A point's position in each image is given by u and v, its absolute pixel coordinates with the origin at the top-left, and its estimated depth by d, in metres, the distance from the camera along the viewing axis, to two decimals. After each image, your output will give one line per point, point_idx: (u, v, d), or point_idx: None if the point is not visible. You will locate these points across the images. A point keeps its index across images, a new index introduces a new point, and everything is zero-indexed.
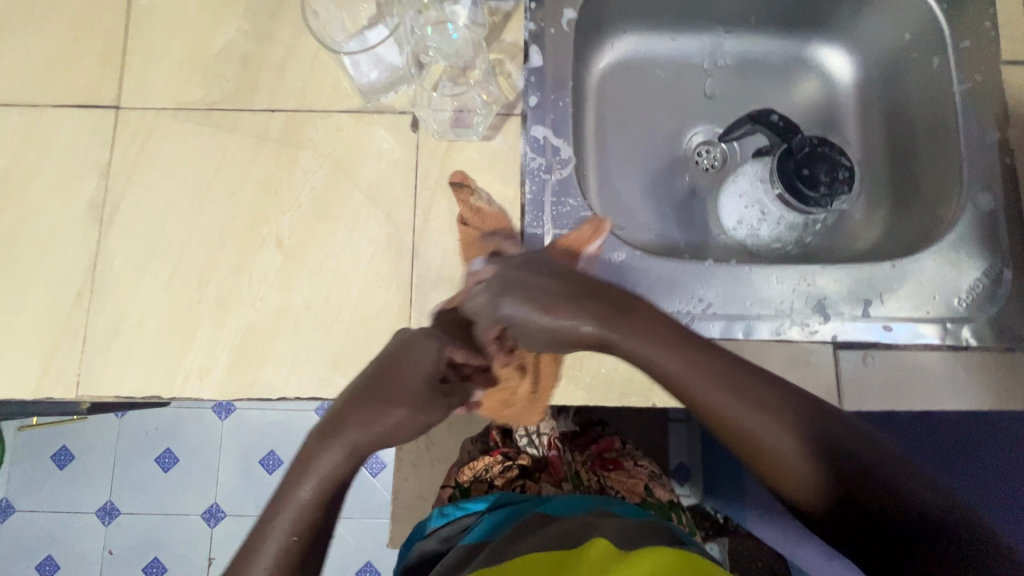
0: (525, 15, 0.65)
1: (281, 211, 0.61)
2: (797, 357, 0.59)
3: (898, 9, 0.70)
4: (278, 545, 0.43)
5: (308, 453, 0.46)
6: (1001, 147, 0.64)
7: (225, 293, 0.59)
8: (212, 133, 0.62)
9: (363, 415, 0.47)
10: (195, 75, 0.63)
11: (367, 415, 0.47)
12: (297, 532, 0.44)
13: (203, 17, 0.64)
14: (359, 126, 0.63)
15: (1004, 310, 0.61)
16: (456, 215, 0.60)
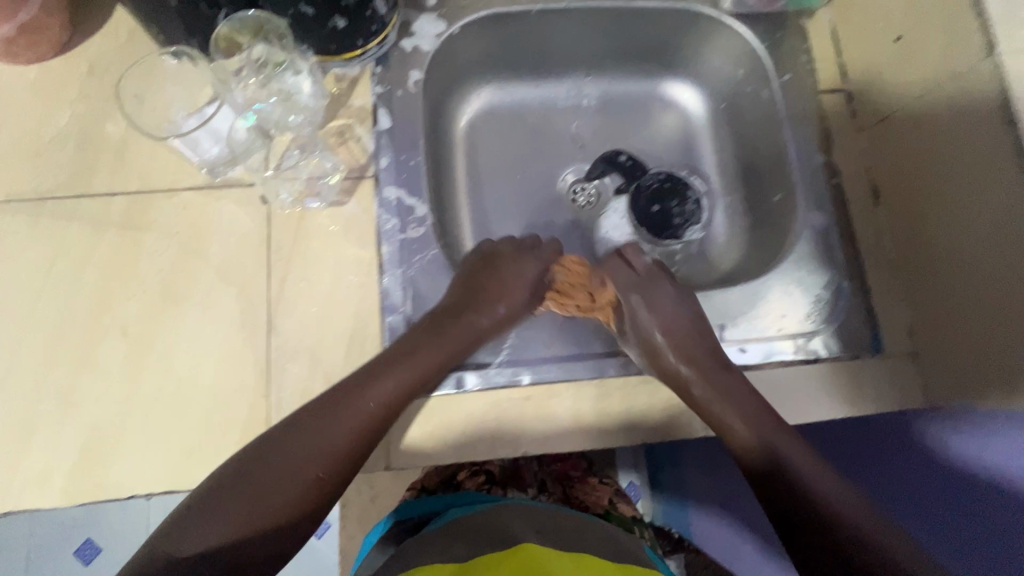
0: (372, 79, 0.66)
1: (125, 297, 0.58)
2: (661, 388, 0.61)
3: (731, 47, 0.75)
4: (304, 467, 0.50)
5: (366, 386, 0.54)
6: (826, 169, 0.69)
7: (65, 391, 0.56)
8: (46, 222, 0.60)
9: (401, 367, 0.56)
10: (27, 163, 0.61)
11: (401, 369, 0.56)
12: (325, 464, 0.51)
13: (33, 104, 0.62)
14: (206, 202, 0.61)
15: (847, 320, 0.65)
16: (367, 247, 0.62)
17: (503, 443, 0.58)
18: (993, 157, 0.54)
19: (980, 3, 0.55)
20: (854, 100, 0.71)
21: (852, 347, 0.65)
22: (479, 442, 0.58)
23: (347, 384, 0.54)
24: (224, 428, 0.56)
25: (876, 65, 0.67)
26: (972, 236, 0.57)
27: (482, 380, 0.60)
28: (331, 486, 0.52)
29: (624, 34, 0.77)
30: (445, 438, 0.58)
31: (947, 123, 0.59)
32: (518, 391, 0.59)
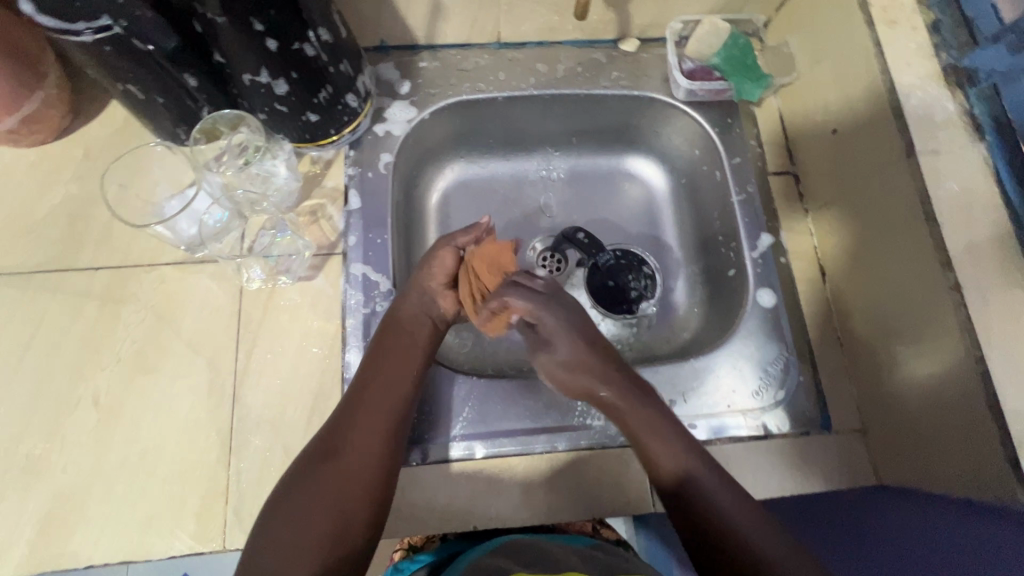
0: (345, 162, 0.71)
1: (99, 368, 0.62)
2: (611, 464, 0.62)
3: (687, 129, 0.80)
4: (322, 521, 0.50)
5: (338, 429, 0.55)
6: (774, 248, 0.73)
7: (34, 460, 0.58)
8: (31, 296, 0.63)
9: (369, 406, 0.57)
10: (18, 240, 0.65)
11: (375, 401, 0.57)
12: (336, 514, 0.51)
13: (30, 185, 0.67)
14: (182, 277, 0.65)
15: (795, 396, 0.67)
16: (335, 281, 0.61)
17: (453, 516, 0.59)
18: (919, 249, 0.57)
19: (900, 107, 0.59)
20: (801, 182, 0.75)
21: (801, 424, 0.66)
22: (430, 515, 0.59)
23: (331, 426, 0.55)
24: (183, 498, 0.58)
25: (819, 152, 0.72)
26: (906, 320, 0.60)
27: (436, 455, 0.62)
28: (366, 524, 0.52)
29: (588, 115, 0.82)
30: (398, 511, 0.59)
31: (880, 213, 0.62)
32: (470, 464, 0.61)
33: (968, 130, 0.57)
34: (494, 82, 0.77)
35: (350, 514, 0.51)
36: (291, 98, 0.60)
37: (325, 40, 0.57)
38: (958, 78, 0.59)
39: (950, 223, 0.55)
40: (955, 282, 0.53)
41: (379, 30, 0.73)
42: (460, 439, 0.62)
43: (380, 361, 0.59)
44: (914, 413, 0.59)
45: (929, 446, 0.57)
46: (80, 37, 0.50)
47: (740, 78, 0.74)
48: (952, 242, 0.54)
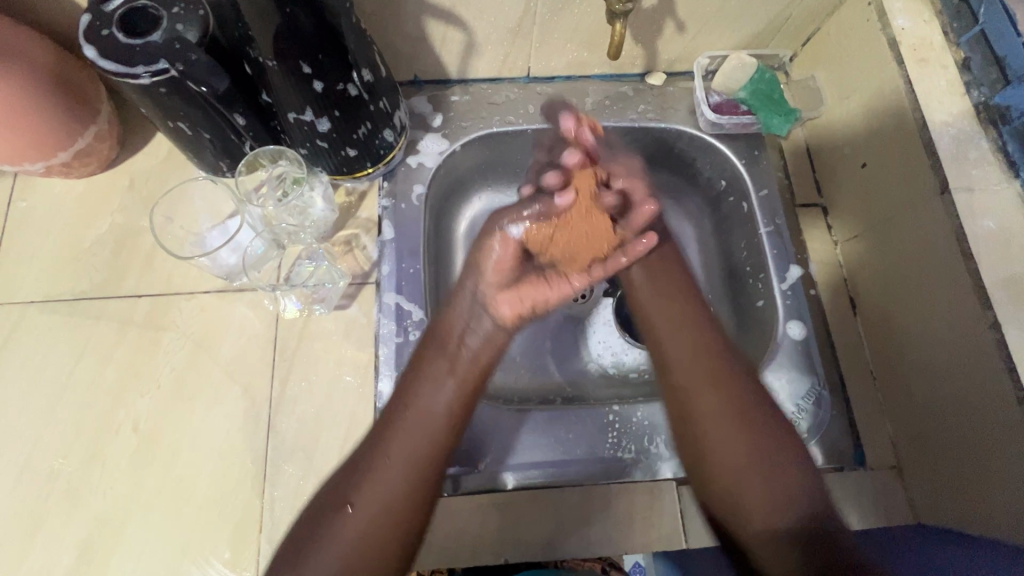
0: (380, 193, 0.73)
1: (139, 394, 0.63)
2: (643, 499, 0.62)
3: (713, 160, 0.81)
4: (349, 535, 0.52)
5: (389, 419, 0.58)
6: (804, 279, 0.73)
7: (76, 484, 0.59)
8: (76, 322, 0.65)
9: (421, 397, 0.59)
10: (65, 267, 0.67)
11: (423, 393, 0.60)
12: (379, 522, 0.53)
13: (79, 214, 0.70)
14: (220, 305, 0.67)
15: (828, 430, 0.66)
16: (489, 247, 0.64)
17: (483, 550, 0.59)
18: (953, 285, 0.57)
19: (931, 144, 0.60)
20: (828, 214, 0.76)
21: (835, 460, 0.65)
22: (462, 546, 0.59)
23: (386, 418, 0.59)
24: (218, 525, 0.59)
25: (846, 185, 0.72)
26: (941, 355, 0.59)
27: (470, 484, 0.62)
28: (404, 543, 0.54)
29: None
30: (430, 541, 0.59)
31: (912, 248, 0.63)
32: (501, 495, 0.61)
33: (1000, 168, 0.58)
34: (524, 115, 0.79)
35: (385, 520, 0.54)
36: (332, 134, 0.62)
37: (367, 80, 0.59)
38: (988, 116, 0.59)
39: (988, 260, 0.55)
40: (993, 319, 0.53)
41: (414, 66, 0.75)
42: (491, 469, 0.63)
43: (427, 361, 0.62)
44: (953, 449, 0.58)
45: (958, 471, 0.58)
46: (138, 80, 0.53)
47: (768, 112, 0.76)
48: (991, 279, 0.54)
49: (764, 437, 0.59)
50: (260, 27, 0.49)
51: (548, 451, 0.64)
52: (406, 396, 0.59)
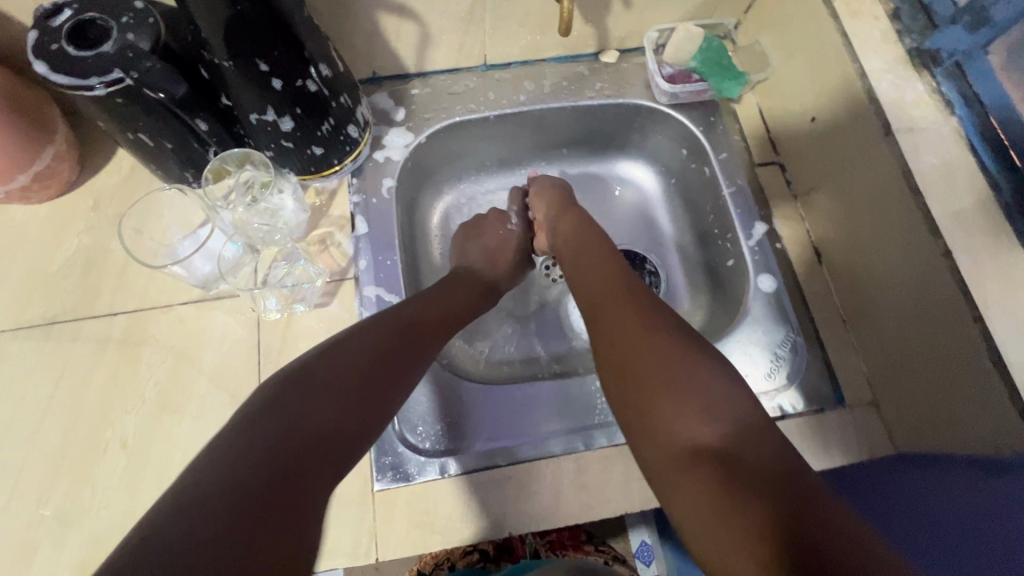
0: (349, 189, 0.73)
1: (125, 411, 0.62)
2: (636, 459, 0.63)
3: (672, 130, 0.83)
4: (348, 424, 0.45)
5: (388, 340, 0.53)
6: (770, 234, 0.75)
7: (68, 507, 0.59)
8: (52, 346, 0.64)
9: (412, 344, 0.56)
10: (36, 292, 0.66)
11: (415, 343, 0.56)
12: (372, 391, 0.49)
13: (44, 238, 0.69)
14: (199, 314, 0.67)
15: (806, 374, 0.69)
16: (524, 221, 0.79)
17: (487, 527, 0.60)
18: (907, 222, 0.60)
19: (872, 91, 0.63)
20: (787, 170, 0.78)
21: (817, 403, 0.68)
22: (464, 526, 0.60)
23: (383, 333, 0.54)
24: None
25: (800, 141, 0.75)
26: (907, 292, 0.62)
27: (464, 464, 0.62)
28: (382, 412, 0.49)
29: (577, 124, 0.85)
30: (433, 524, 0.59)
31: (866, 191, 0.66)
32: (498, 472, 0.62)
33: (939, 107, 0.61)
34: (484, 102, 0.80)
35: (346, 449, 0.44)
36: (296, 133, 0.62)
37: (325, 74, 0.60)
38: (923, 60, 0.63)
39: (934, 193, 0.58)
40: (945, 248, 0.56)
41: (372, 63, 0.76)
42: (486, 446, 0.63)
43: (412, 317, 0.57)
44: (924, 381, 0.61)
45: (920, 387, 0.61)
46: (92, 92, 0.53)
47: (719, 78, 0.78)
48: (939, 211, 0.57)
49: (710, 381, 0.48)
50: (210, 25, 0.49)
51: (538, 424, 0.65)
52: (353, 338, 0.52)
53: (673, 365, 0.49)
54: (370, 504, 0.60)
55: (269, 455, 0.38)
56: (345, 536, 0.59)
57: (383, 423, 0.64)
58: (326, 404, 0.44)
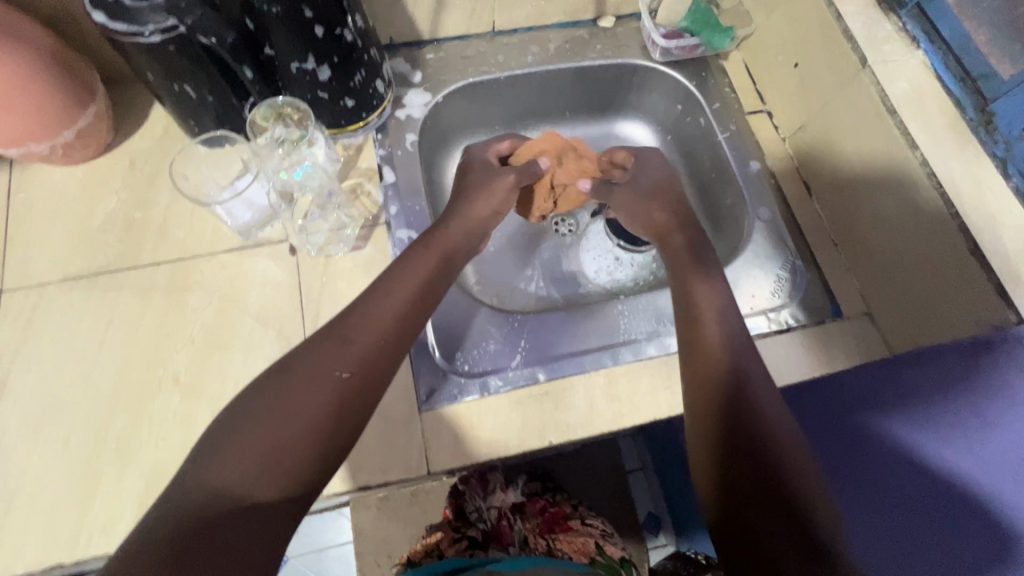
0: (375, 144, 0.78)
1: (174, 351, 0.65)
2: (661, 370, 0.68)
3: (668, 87, 0.91)
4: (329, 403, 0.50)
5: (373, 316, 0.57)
6: (764, 173, 0.83)
7: (125, 441, 0.60)
8: (99, 295, 0.67)
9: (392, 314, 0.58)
10: (80, 247, 0.69)
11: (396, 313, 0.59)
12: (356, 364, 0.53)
13: (83, 197, 0.71)
14: (241, 261, 0.70)
15: (806, 292, 0.76)
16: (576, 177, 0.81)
17: (530, 436, 0.64)
18: (887, 143, 0.68)
19: (848, 32, 0.71)
20: (774, 116, 0.86)
21: (818, 316, 0.74)
22: (508, 437, 0.64)
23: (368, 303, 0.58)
24: None
25: (785, 87, 0.83)
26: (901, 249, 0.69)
27: (504, 382, 0.66)
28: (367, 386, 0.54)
29: (580, 85, 0.92)
30: (479, 437, 0.64)
31: (847, 122, 0.73)
32: (536, 386, 0.66)
33: (906, 42, 0.69)
34: (495, 64, 0.86)
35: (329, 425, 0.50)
36: (332, 83, 0.67)
37: (360, 25, 0.65)
38: (889, 3, 0.71)
39: (907, 114, 0.66)
40: (923, 158, 0.64)
41: (389, 29, 0.82)
42: (523, 366, 0.68)
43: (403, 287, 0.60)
44: (912, 295, 0.68)
45: (902, 301, 0.70)
46: (146, 39, 0.56)
47: (709, 33, 0.86)
48: (914, 128, 0.65)
49: (715, 360, 0.58)
50: None
51: (568, 346, 0.70)
52: (349, 326, 0.55)
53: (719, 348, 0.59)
54: (419, 421, 0.63)
55: (271, 438, 0.47)
56: (398, 452, 0.62)
57: (424, 350, 0.67)
58: (297, 416, 0.48)
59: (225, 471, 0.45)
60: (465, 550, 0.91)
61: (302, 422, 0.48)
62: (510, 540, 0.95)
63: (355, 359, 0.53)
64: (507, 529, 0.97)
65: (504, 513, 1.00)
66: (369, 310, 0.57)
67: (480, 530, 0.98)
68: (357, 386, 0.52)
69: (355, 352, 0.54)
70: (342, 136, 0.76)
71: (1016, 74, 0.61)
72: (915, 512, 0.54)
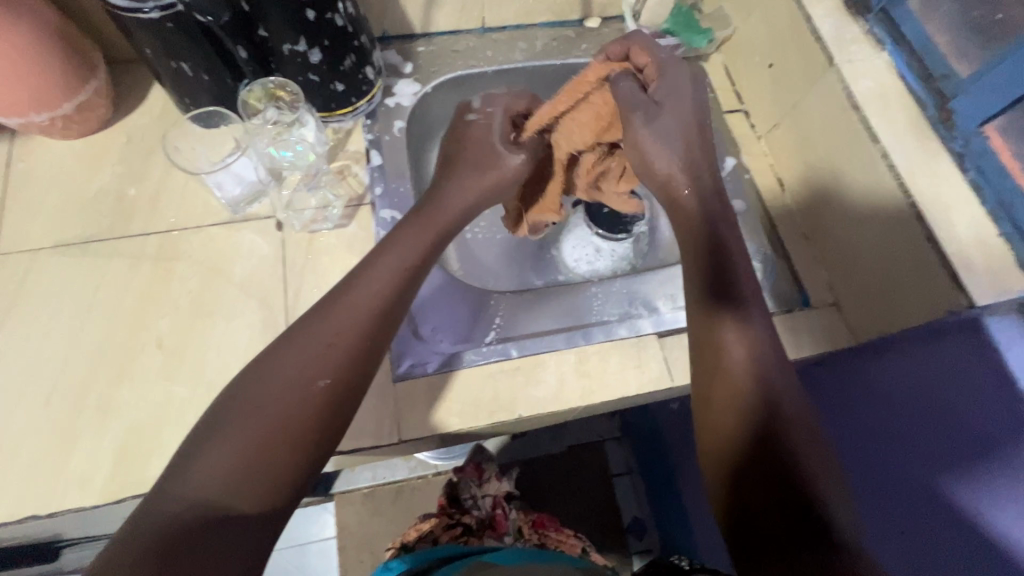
0: (364, 129, 0.81)
1: (159, 316, 0.67)
2: (631, 350, 0.70)
3: None
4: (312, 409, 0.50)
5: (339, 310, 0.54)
6: (739, 168, 0.86)
7: (107, 400, 0.62)
8: (90, 261, 0.69)
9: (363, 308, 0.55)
10: (74, 216, 0.71)
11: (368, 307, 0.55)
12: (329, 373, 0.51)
13: (79, 169, 0.74)
14: (229, 234, 0.72)
15: (775, 281, 0.78)
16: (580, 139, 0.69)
17: (501, 408, 0.66)
18: (853, 137, 0.71)
19: (817, 32, 0.74)
20: (750, 116, 0.89)
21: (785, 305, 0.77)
22: (479, 408, 0.66)
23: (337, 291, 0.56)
24: None
25: (760, 87, 0.86)
26: (877, 240, 0.69)
27: (478, 356, 0.68)
28: (348, 388, 0.52)
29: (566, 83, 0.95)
30: (451, 407, 0.66)
31: (816, 120, 0.76)
32: (509, 362, 0.68)
33: (871, 44, 0.72)
34: (483, 59, 0.90)
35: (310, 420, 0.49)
36: (322, 66, 0.70)
37: (350, 12, 0.69)
38: (856, 8, 0.75)
39: (870, 109, 0.69)
40: (883, 150, 0.67)
41: (382, 22, 0.85)
42: (496, 343, 0.70)
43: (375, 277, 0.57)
44: (888, 262, 0.68)
45: (880, 268, 0.70)
46: (145, 15, 0.59)
47: (688, 33, 0.90)
48: (875, 123, 0.68)
49: (733, 359, 0.54)
50: None
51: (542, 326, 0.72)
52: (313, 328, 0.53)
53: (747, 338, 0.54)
54: (393, 390, 0.65)
55: (240, 453, 0.46)
56: (370, 419, 0.64)
57: (401, 324, 0.69)
58: (271, 425, 0.48)
59: (205, 478, 0.44)
60: (460, 536, 0.93)
61: (278, 432, 0.48)
62: (504, 530, 0.98)
63: (324, 362, 0.51)
64: (500, 517, 1.01)
65: (498, 502, 1.04)
66: (336, 309, 0.54)
67: (475, 517, 1.00)
68: (337, 392, 0.51)
69: (330, 355, 0.52)
70: (332, 121, 0.80)
71: (973, 73, 0.64)
72: (903, 499, 0.62)
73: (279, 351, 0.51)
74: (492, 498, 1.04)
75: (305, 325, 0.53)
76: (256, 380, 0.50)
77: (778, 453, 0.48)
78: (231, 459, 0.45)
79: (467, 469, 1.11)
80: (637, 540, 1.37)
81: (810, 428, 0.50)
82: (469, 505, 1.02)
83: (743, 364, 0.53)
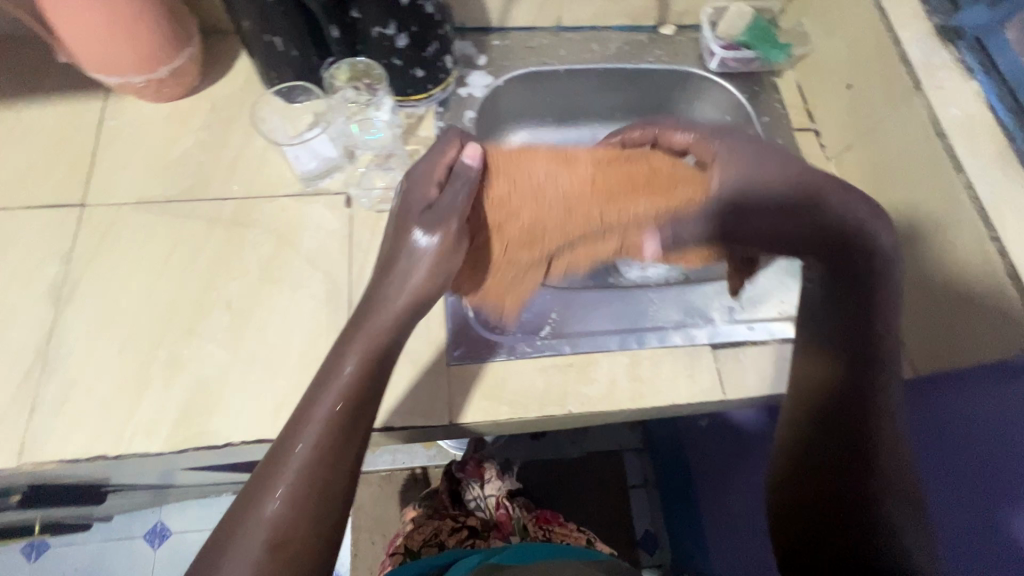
0: (435, 117, 0.83)
1: (230, 278, 0.69)
2: (683, 359, 0.70)
3: (718, 98, 0.93)
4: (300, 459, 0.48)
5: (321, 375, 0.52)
6: None
7: (177, 354, 0.65)
8: (169, 220, 0.72)
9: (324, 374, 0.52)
10: (158, 175, 0.75)
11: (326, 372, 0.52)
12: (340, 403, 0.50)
13: (166, 131, 0.77)
14: (300, 206, 0.74)
15: None
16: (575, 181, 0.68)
17: (550, 402, 0.67)
18: (935, 166, 0.69)
19: (905, 56, 0.73)
20: (822, 135, 0.88)
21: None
22: (529, 400, 0.67)
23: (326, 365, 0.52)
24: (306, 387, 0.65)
25: (835, 108, 0.85)
26: (941, 299, 0.68)
27: (531, 347, 0.69)
28: (350, 440, 0.50)
29: (635, 88, 0.94)
30: (502, 396, 0.66)
31: (894, 145, 0.75)
32: (561, 357, 0.69)
33: (962, 72, 0.71)
34: (556, 57, 0.91)
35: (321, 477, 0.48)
36: (407, 51, 0.72)
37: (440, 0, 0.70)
38: (948, 34, 0.73)
39: (956, 138, 0.67)
40: (967, 181, 0.65)
41: (461, 13, 0.87)
42: (550, 337, 0.71)
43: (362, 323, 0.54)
44: (923, 301, 0.71)
45: (908, 304, 0.73)
46: None
47: (764, 48, 0.88)
48: (960, 152, 0.66)
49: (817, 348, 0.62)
50: None
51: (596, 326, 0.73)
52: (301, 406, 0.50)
53: (857, 318, 0.60)
54: (446, 373, 0.67)
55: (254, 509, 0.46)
56: (422, 400, 0.65)
57: (457, 310, 0.71)
58: (273, 485, 0.47)
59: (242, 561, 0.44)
60: (465, 539, 0.97)
61: (292, 489, 0.47)
62: (510, 530, 1.02)
63: (362, 389, 0.51)
64: (505, 519, 1.04)
65: (501, 502, 1.07)
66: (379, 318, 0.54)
67: (480, 517, 1.04)
68: (337, 432, 0.49)
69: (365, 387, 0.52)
70: (406, 103, 0.81)
71: None
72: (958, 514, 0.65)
73: (318, 384, 0.51)
74: (493, 497, 1.07)
75: (330, 369, 0.51)
76: (305, 412, 0.50)
77: (839, 448, 0.60)
78: (293, 489, 0.47)
79: (467, 471, 1.10)
80: (649, 554, 1.36)
81: (901, 450, 0.58)
82: (473, 505, 1.07)
83: (823, 372, 0.62)
